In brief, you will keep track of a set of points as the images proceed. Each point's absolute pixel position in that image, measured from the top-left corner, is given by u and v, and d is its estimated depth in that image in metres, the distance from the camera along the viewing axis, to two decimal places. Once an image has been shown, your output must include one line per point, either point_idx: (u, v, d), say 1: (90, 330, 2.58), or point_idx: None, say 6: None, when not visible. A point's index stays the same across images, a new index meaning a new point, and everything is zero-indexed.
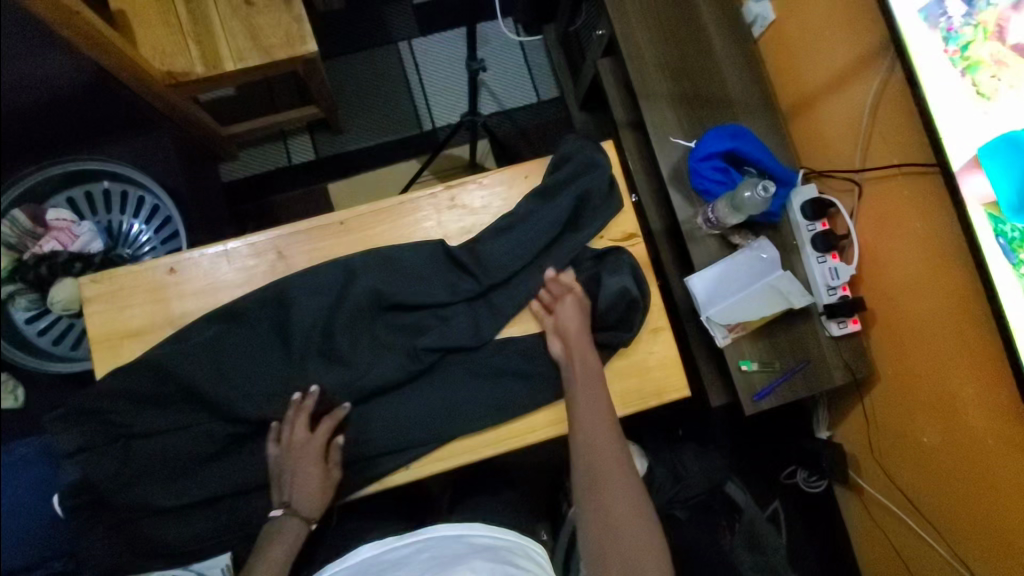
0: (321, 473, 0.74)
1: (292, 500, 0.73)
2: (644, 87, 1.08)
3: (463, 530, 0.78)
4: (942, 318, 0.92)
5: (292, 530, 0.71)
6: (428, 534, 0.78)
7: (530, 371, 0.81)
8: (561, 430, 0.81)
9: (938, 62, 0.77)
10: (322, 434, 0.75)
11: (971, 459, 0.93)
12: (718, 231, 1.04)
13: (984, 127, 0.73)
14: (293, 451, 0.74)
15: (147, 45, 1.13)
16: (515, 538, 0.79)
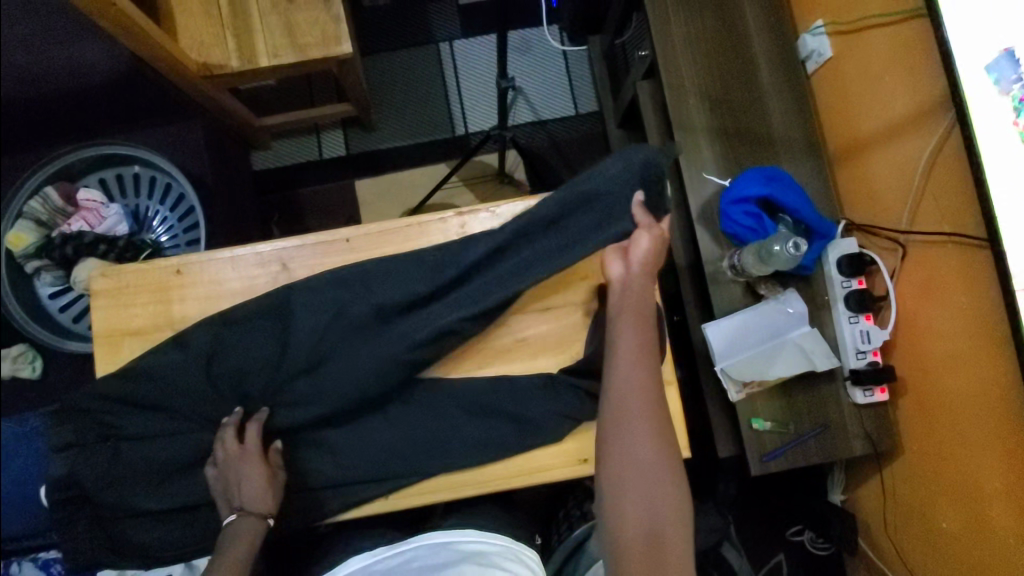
0: (262, 473, 0.72)
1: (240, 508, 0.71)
2: (681, 117, 1.02)
3: (455, 539, 0.73)
4: (977, 401, 0.85)
5: (252, 531, 0.69)
6: (419, 542, 0.73)
7: (522, 414, 0.78)
8: (547, 479, 0.78)
9: (1003, 133, 0.70)
10: (252, 438, 0.73)
11: (989, 555, 0.86)
12: (744, 278, 0.99)
13: None
14: (234, 461, 0.72)
15: (186, 34, 1.14)
16: (506, 546, 0.73)
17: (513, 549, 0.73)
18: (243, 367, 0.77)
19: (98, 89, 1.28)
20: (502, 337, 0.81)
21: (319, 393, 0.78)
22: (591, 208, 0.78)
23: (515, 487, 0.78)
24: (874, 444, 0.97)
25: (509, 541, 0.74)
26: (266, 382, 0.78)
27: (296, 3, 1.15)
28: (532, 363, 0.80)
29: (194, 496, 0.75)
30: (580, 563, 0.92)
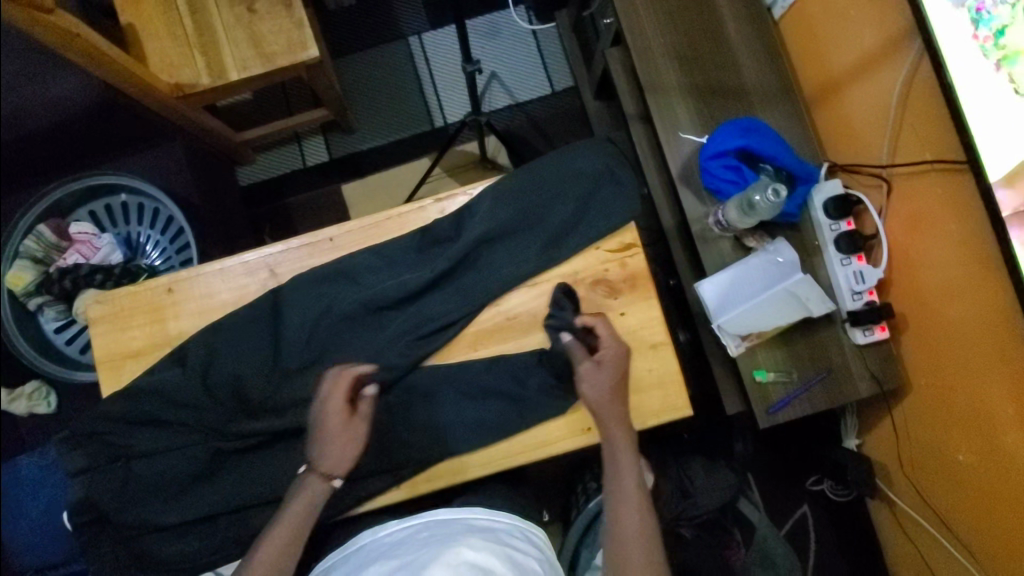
0: (339, 430, 0.69)
1: (309, 460, 0.69)
2: (652, 79, 1.01)
3: (458, 514, 0.73)
4: (980, 331, 0.84)
5: (313, 491, 0.69)
6: (423, 516, 0.74)
7: (520, 391, 0.79)
8: (551, 451, 0.78)
9: (966, 49, 0.69)
10: (338, 398, 0.69)
11: (1008, 481, 0.85)
12: (732, 232, 0.98)
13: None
14: (323, 412, 0.69)
15: (154, 58, 1.14)
16: (513, 524, 0.74)
17: (520, 527, 0.73)
18: (243, 374, 0.78)
19: (80, 123, 1.31)
20: (493, 316, 0.81)
21: (319, 393, 0.79)
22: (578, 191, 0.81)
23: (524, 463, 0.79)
24: (880, 384, 0.96)
25: (517, 518, 0.75)
26: (267, 385, 0.79)
27: (259, 13, 1.15)
28: (527, 340, 0.81)
29: (209, 505, 0.76)
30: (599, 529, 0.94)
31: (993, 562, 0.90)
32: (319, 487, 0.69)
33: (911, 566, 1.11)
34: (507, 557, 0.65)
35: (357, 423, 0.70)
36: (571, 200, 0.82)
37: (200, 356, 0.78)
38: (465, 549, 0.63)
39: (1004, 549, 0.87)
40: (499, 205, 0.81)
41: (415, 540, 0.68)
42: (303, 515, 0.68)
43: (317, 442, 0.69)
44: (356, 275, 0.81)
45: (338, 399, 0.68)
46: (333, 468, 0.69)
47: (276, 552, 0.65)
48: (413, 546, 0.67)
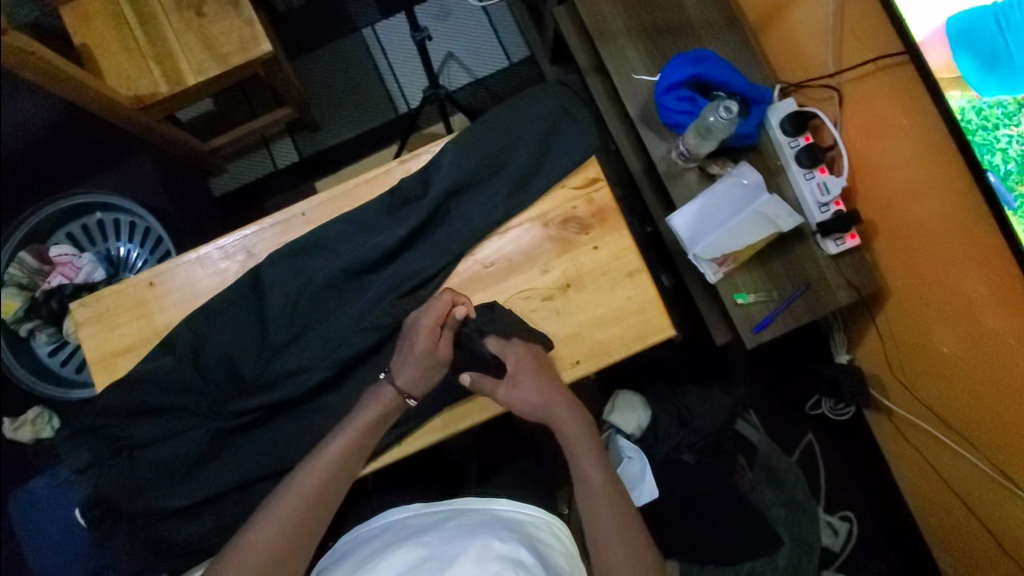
0: (425, 353, 0.74)
1: (392, 374, 0.75)
2: (599, 26, 1.03)
3: (489, 505, 0.74)
4: (945, 219, 0.86)
5: (386, 402, 0.75)
6: (451, 505, 0.75)
7: None
8: None
9: None
10: (432, 321, 0.73)
11: (992, 362, 0.87)
12: (695, 163, 1.00)
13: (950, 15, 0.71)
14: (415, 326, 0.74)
15: (111, 73, 1.15)
16: (541, 516, 0.75)
17: (546, 521, 0.74)
18: (233, 352, 0.80)
19: (53, 150, 1.35)
20: (469, 267, 0.82)
21: (310, 362, 0.80)
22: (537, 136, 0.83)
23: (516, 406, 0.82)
24: (858, 290, 0.98)
25: (542, 512, 0.75)
26: (259, 362, 0.81)
27: (208, 16, 1.17)
28: (505, 286, 0.82)
29: (219, 483, 0.78)
30: None
31: (990, 447, 0.92)
32: (395, 399, 0.75)
33: (915, 472, 1.13)
34: (532, 552, 0.66)
35: (445, 344, 0.75)
36: (531, 144, 0.84)
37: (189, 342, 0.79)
38: (494, 542, 0.64)
39: (998, 430, 0.89)
40: (461, 158, 0.83)
41: (444, 529, 0.69)
42: (375, 421, 0.75)
43: (407, 358, 0.75)
44: (330, 245, 0.83)
45: (434, 323, 0.73)
46: (410, 388, 0.75)
47: (345, 448, 0.73)
48: (441, 532, 0.68)
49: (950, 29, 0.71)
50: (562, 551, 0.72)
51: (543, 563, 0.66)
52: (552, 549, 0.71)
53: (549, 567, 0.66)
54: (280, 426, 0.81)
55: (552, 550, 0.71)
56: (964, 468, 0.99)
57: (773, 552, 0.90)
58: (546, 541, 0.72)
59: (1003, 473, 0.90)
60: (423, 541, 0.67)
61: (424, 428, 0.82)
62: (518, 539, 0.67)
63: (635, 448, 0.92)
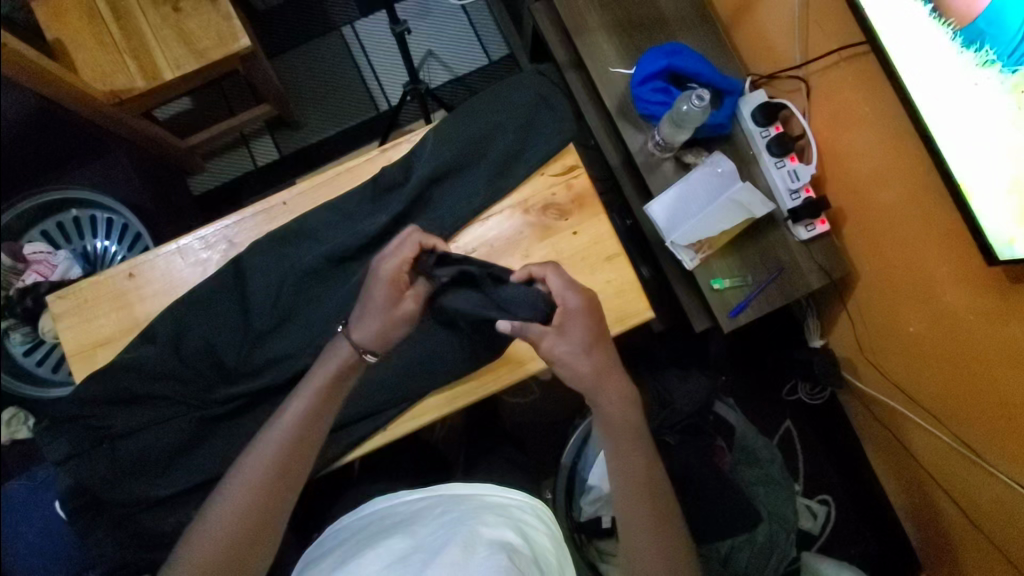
0: (387, 302, 0.69)
1: (347, 328, 0.70)
2: (575, 20, 1.05)
3: (475, 490, 0.75)
4: (907, 203, 0.90)
5: (343, 358, 0.70)
6: (438, 491, 0.76)
7: None
8: (527, 370, 0.83)
9: None
10: (396, 265, 0.69)
11: (956, 340, 0.91)
12: (671, 153, 1.03)
13: (913, 22, 0.74)
14: (379, 270, 0.70)
15: (86, 68, 1.14)
16: (527, 502, 0.75)
17: (532, 507, 0.75)
18: (216, 339, 0.81)
19: (27, 147, 1.33)
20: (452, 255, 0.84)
21: (295, 350, 0.81)
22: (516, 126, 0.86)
23: (499, 389, 0.84)
24: (828, 274, 1.01)
25: (527, 496, 0.76)
26: (242, 349, 0.81)
27: (186, 11, 1.16)
28: None
29: (205, 471, 0.79)
30: (590, 451, 1.02)
31: (957, 423, 0.95)
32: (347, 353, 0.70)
33: (887, 452, 1.17)
34: (520, 534, 0.67)
35: (409, 301, 0.70)
36: (510, 134, 0.86)
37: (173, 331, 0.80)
38: (480, 526, 0.65)
39: (964, 405, 0.93)
40: (442, 147, 0.85)
41: (431, 517, 0.70)
42: (332, 381, 0.70)
43: (373, 308, 0.69)
44: (313, 233, 0.84)
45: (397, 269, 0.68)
46: (370, 343, 0.70)
47: (310, 407, 0.69)
48: (428, 522, 0.69)
49: (916, 34, 0.74)
50: (550, 535, 0.72)
51: (530, 546, 0.66)
52: (541, 535, 0.70)
53: (538, 552, 0.66)
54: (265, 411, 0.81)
55: (539, 528, 0.71)
56: (934, 445, 1.02)
57: (749, 527, 0.93)
58: (536, 527, 0.71)
59: (969, 447, 0.94)
60: (410, 531, 0.68)
61: (413, 412, 0.83)
62: (505, 524, 0.67)
63: None
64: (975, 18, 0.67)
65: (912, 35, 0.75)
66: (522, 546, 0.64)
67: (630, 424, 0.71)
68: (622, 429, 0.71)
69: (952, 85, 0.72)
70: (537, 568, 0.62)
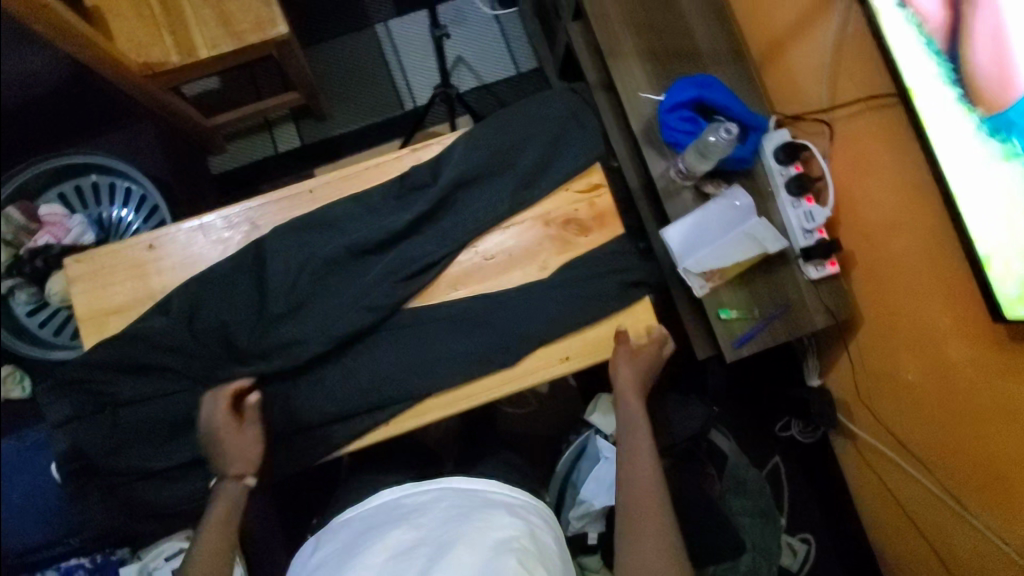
0: (235, 436, 0.73)
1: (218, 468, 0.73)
2: (611, 43, 1.07)
3: (478, 486, 0.74)
4: (919, 254, 0.92)
5: (228, 495, 0.71)
6: (443, 484, 0.75)
7: (500, 324, 0.83)
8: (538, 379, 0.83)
9: (899, 24, 0.79)
10: (223, 415, 0.74)
11: (954, 394, 0.92)
12: (691, 182, 1.04)
13: (942, 101, 0.76)
14: (211, 432, 0.74)
15: (122, 37, 1.15)
16: (529, 501, 0.75)
17: (534, 506, 0.75)
18: (228, 318, 0.81)
19: (52, 109, 1.34)
20: (470, 259, 0.85)
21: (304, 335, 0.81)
22: (544, 140, 0.87)
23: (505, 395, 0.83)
24: (834, 315, 1.03)
25: (529, 495, 0.76)
26: (252, 330, 0.81)
27: None
28: (503, 278, 0.85)
29: (202, 448, 0.79)
30: (582, 467, 1.03)
31: (949, 477, 0.96)
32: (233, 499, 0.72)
33: (874, 497, 1.18)
34: (529, 532, 0.67)
35: (252, 426, 0.75)
36: (539, 147, 0.87)
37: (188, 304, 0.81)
38: (489, 529, 0.66)
39: (958, 459, 0.94)
40: (471, 152, 0.86)
41: (437, 512, 0.70)
42: (226, 516, 0.70)
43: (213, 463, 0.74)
44: (335, 223, 0.85)
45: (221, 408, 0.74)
46: (244, 466, 0.73)
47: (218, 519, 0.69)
48: (434, 516, 0.69)
49: (943, 111, 0.76)
50: (552, 532, 0.73)
51: (539, 545, 0.67)
52: (545, 532, 0.71)
53: (544, 550, 0.67)
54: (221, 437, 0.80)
55: (541, 524, 0.72)
56: (922, 497, 1.03)
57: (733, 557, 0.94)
58: (539, 524, 0.71)
59: (958, 502, 0.95)
60: (416, 525, 0.68)
61: (414, 411, 0.82)
62: (511, 524, 0.68)
63: (612, 450, 1.01)
64: (1004, 110, 0.68)
65: (941, 110, 0.76)
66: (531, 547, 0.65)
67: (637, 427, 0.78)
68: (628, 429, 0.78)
69: (978, 161, 0.73)
70: (545, 569, 0.64)
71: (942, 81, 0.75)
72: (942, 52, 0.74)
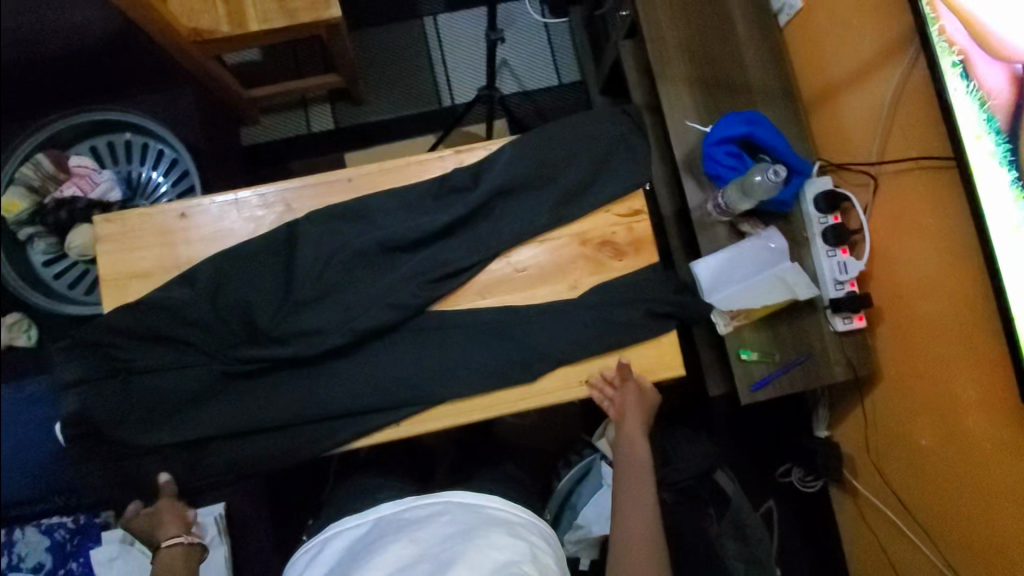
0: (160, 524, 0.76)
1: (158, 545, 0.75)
2: (664, 68, 1.06)
3: (481, 501, 0.73)
4: (950, 320, 0.90)
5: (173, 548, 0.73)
6: (445, 498, 0.73)
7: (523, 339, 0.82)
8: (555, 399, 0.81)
9: (959, 97, 0.77)
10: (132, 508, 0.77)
11: (968, 466, 0.91)
12: (728, 218, 1.03)
13: (997, 181, 0.74)
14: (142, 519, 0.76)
15: (175, 0, 1.14)
16: (532, 521, 0.74)
17: (537, 527, 0.74)
18: (252, 298, 0.80)
19: None
20: (501, 269, 0.84)
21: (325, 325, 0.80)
22: (590, 159, 0.86)
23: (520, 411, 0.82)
24: (854, 370, 1.02)
25: (533, 515, 0.75)
26: (274, 313, 0.80)
27: None
28: (532, 293, 0.84)
29: (209, 426, 0.78)
30: (584, 489, 1.02)
31: (951, 548, 0.95)
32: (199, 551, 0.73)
33: (869, 556, 1.17)
34: (531, 556, 0.66)
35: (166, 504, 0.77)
36: (583, 165, 0.86)
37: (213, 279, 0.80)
38: (490, 551, 0.64)
39: (963, 533, 0.92)
40: (515, 161, 0.85)
41: (437, 528, 0.69)
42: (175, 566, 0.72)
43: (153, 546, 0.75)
44: (370, 216, 0.84)
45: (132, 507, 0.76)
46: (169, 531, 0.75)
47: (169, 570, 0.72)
48: (434, 532, 0.68)
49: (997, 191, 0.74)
50: (554, 555, 0.71)
51: (540, 569, 0.66)
52: (548, 556, 0.69)
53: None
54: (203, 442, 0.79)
55: (543, 547, 0.71)
56: (920, 564, 1.02)
57: None
58: (542, 547, 0.70)
59: (958, 575, 0.94)
60: (414, 539, 0.67)
61: (426, 416, 0.80)
62: (511, 546, 0.67)
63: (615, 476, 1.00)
64: None
65: (994, 190, 0.74)
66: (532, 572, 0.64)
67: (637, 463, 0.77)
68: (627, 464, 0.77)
69: None
70: None
71: (997, 161, 0.73)
72: (1003, 131, 0.72)
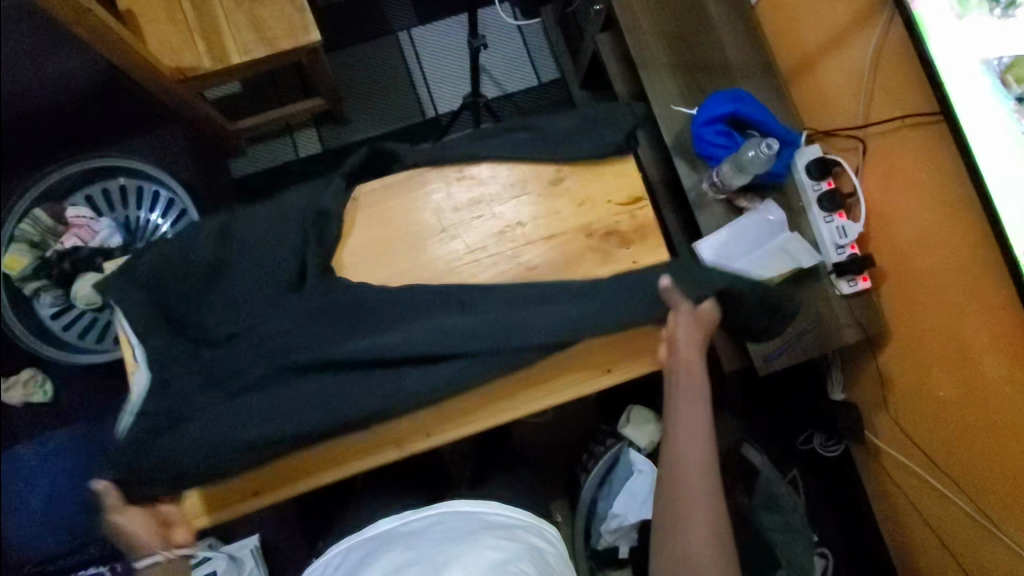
0: None
1: None
2: (644, 56, 1.08)
3: (478, 509, 0.75)
4: (952, 268, 0.93)
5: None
6: (443, 509, 0.75)
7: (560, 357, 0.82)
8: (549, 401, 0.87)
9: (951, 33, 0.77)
10: None
11: (987, 411, 0.93)
12: (724, 196, 1.05)
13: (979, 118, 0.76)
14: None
15: (155, 42, 1.14)
16: (531, 523, 0.76)
17: (538, 527, 0.76)
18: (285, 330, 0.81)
19: (75, 108, 1.35)
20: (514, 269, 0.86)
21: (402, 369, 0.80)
22: None
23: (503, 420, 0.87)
24: (864, 330, 1.04)
25: (533, 517, 0.77)
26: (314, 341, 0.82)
27: None
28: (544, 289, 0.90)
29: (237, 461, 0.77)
30: (613, 482, 1.03)
31: (980, 493, 0.97)
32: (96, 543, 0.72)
33: (897, 510, 1.18)
34: (526, 553, 0.67)
35: None
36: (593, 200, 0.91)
37: (238, 316, 0.83)
38: (486, 550, 0.65)
39: (988, 476, 0.95)
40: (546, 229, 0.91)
41: (434, 534, 0.70)
42: None
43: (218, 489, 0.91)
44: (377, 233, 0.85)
45: None
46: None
47: None
48: (429, 537, 0.69)
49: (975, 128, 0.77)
50: (557, 553, 0.73)
51: (539, 567, 0.66)
52: (549, 554, 0.71)
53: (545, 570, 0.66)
54: (210, 471, 0.77)
55: (544, 545, 0.72)
56: (951, 513, 1.04)
57: None
58: (541, 545, 0.72)
59: (989, 518, 0.96)
60: (410, 545, 0.69)
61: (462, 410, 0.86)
62: (509, 547, 0.68)
63: (646, 464, 1.02)
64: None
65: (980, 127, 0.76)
66: (528, 569, 0.64)
67: (694, 403, 0.80)
68: (685, 402, 0.80)
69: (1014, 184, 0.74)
70: None
71: (981, 101, 0.76)
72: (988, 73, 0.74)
